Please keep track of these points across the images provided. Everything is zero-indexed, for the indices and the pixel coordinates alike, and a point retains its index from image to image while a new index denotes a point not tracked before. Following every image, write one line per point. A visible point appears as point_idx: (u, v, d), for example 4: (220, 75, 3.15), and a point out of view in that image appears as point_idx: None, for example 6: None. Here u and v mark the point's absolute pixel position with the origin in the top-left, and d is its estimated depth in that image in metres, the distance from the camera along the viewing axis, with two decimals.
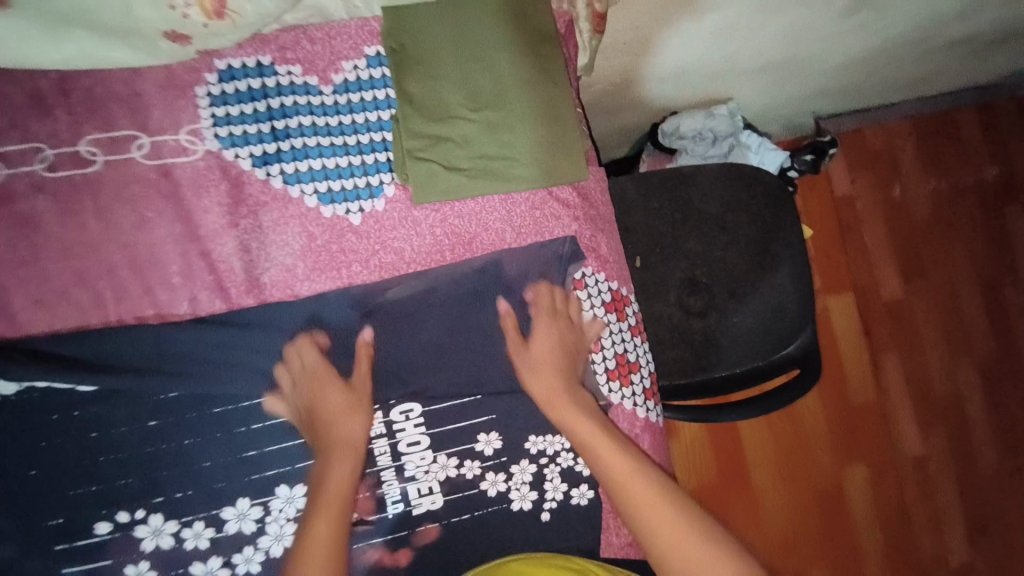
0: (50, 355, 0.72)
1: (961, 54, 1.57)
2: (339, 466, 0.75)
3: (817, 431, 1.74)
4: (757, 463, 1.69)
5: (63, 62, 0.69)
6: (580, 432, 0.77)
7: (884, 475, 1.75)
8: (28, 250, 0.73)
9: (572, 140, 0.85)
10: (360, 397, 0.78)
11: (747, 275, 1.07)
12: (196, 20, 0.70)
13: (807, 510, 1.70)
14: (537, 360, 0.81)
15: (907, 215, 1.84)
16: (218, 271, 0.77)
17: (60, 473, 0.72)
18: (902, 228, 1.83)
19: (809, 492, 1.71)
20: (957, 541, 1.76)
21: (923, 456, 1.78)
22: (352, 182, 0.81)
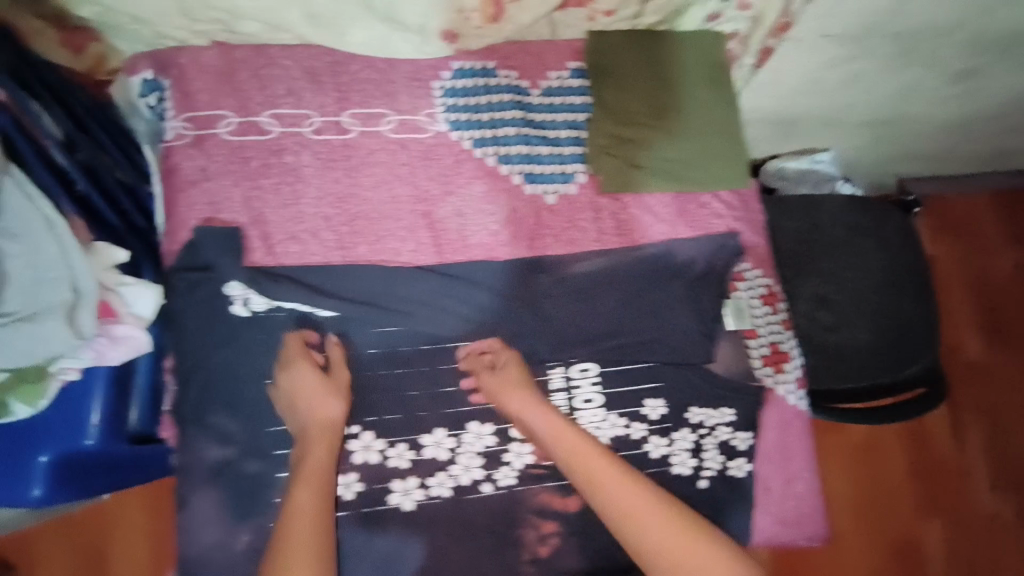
0: (297, 282, 0.85)
1: None
2: (315, 458, 0.79)
3: (922, 511, 1.56)
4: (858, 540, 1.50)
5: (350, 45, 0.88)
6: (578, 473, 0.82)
7: (974, 535, 1.54)
8: (290, 194, 0.87)
9: (739, 152, 0.97)
10: (334, 381, 0.83)
11: (873, 298, 1.15)
12: (473, 22, 0.89)
13: None
14: (524, 410, 0.85)
15: (981, 278, 1.73)
16: (436, 230, 0.90)
17: (291, 385, 0.83)
18: (973, 290, 1.72)
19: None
20: None
21: (996, 515, 1.55)
22: (550, 169, 0.94)
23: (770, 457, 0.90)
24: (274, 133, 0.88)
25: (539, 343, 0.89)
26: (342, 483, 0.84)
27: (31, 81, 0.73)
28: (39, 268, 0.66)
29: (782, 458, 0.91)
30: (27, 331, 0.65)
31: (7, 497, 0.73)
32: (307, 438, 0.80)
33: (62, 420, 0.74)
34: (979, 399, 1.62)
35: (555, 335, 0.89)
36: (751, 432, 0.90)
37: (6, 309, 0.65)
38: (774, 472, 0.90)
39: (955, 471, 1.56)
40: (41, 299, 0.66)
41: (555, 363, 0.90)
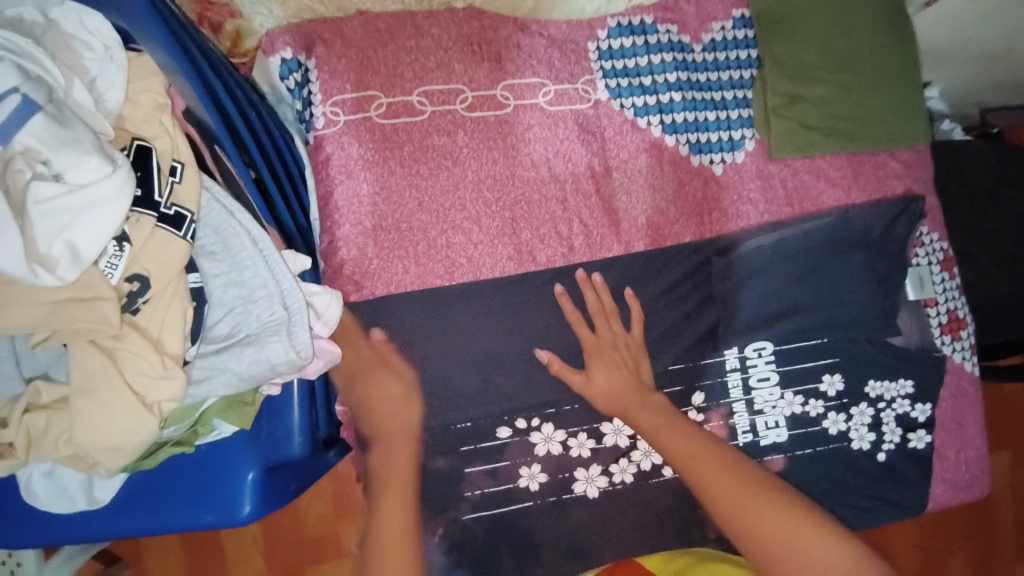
0: (464, 276, 0.81)
1: None
2: (396, 456, 0.79)
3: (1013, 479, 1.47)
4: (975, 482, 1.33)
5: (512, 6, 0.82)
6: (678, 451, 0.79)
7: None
8: (448, 178, 0.81)
9: (917, 104, 0.90)
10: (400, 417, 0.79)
11: (1017, 250, 1.09)
12: None
13: None
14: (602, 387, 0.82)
15: None
16: (601, 208, 0.84)
17: (467, 380, 0.80)
18: None
19: None
20: None
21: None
22: (717, 135, 0.87)
23: (946, 425, 0.89)
24: (427, 113, 0.81)
25: (718, 322, 0.85)
26: (527, 475, 0.81)
27: (219, 72, 0.68)
28: (246, 287, 0.61)
29: (958, 425, 0.89)
30: (253, 355, 0.59)
31: (223, 514, 0.68)
32: (389, 446, 0.79)
33: (269, 430, 0.70)
34: None
35: (728, 314, 0.85)
36: (928, 403, 0.87)
37: (220, 333, 0.61)
38: (949, 440, 0.89)
39: None
40: (253, 319, 0.61)
41: (731, 344, 0.85)
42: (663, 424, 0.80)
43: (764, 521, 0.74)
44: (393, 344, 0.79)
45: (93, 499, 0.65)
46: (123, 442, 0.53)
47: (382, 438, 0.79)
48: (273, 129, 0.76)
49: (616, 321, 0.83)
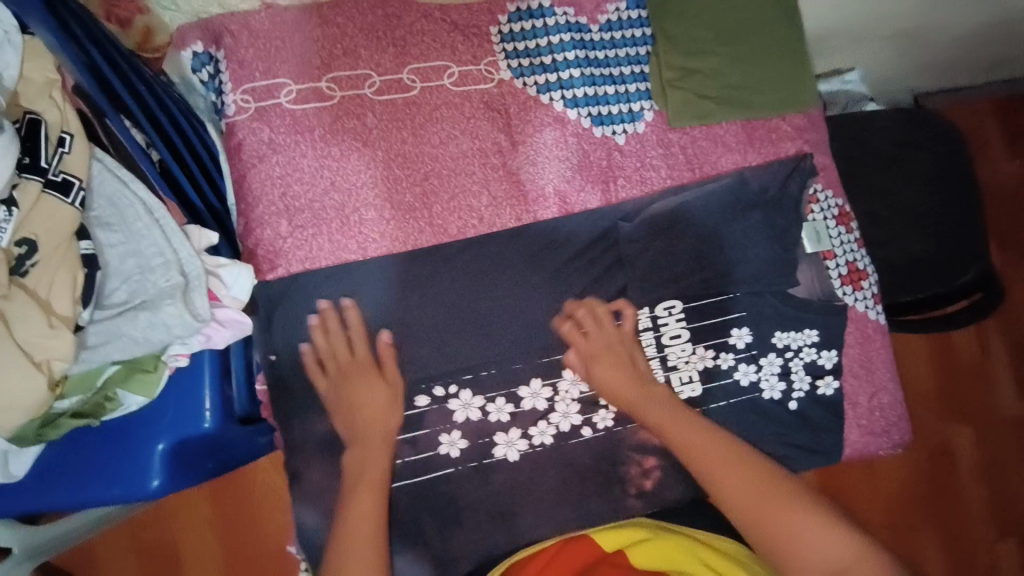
0: (375, 253, 0.84)
1: None
2: (372, 458, 0.79)
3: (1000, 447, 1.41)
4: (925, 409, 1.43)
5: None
6: (683, 441, 0.79)
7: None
8: (359, 159, 0.85)
9: (806, 71, 0.95)
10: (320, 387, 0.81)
11: (927, 209, 1.14)
12: None
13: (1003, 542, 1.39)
14: (603, 382, 0.85)
15: None
16: (508, 181, 0.88)
17: (380, 354, 0.83)
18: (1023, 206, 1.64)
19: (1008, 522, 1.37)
20: None
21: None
22: (617, 108, 0.91)
23: (855, 371, 0.91)
24: (337, 98, 0.85)
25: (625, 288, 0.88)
26: (446, 442, 0.83)
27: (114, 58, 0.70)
28: (143, 257, 0.64)
29: (868, 372, 0.92)
30: (147, 319, 0.62)
31: (131, 488, 0.70)
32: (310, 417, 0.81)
33: (179, 404, 0.71)
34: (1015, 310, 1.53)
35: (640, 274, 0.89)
36: (834, 350, 0.91)
37: (117, 300, 0.64)
38: (860, 387, 0.91)
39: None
40: (150, 285, 0.64)
41: (641, 304, 0.88)
42: (665, 416, 0.81)
43: (787, 542, 0.71)
44: (313, 318, 0.82)
45: (8, 473, 0.67)
46: (16, 401, 0.55)
47: (363, 450, 0.80)
48: (178, 114, 0.79)
49: (542, 302, 0.86)
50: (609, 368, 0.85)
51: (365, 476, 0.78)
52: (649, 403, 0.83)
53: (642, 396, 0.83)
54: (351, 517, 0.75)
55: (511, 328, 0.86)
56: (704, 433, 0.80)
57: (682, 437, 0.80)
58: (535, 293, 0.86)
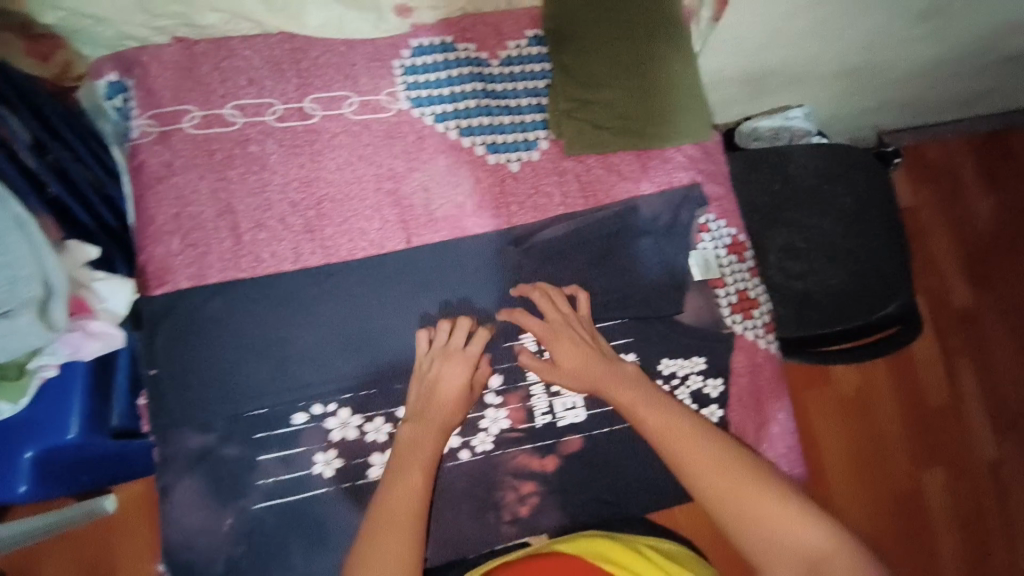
0: (261, 276, 0.87)
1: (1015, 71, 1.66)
2: (422, 443, 0.79)
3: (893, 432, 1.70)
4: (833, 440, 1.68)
5: (321, 27, 0.90)
6: (659, 428, 0.77)
7: (963, 478, 1.71)
8: (257, 181, 0.89)
9: (700, 107, 0.98)
10: (200, 403, 0.84)
11: (845, 243, 1.14)
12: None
13: (891, 512, 1.65)
14: (563, 365, 0.84)
15: (972, 228, 1.85)
16: (402, 206, 0.91)
17: (259, 374, 0.85)
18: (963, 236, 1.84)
19: (890, 494, 1.66)
20: None
21: (999, 458, 1.74)
22: (512, 137, 0.94)
23: (742, 401, 0.93)
24: (238, 124, 0.89)
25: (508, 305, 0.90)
26: (321, 461, 0.84)
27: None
28: (6, 268, 0.65)
29: (755, 401, 0.93)
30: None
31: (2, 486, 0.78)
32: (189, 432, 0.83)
33: (49, 413, 0.79)
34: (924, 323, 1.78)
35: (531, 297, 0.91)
36: (721, 379, 0.92)
37: None
38: (745, 416, 0.92)
39: (915, 400, 1.73)
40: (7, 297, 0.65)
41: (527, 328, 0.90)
42: (641, 398, 0.80)
43: (787, 531, 0.66)
44: (197, 334, 0.85)
45: None
46: None
47: (418, 434, 0.80)
48: (73, 139, 0.83)
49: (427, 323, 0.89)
50: (569, 347, 0.84)
51: (416, 458, 0.78)
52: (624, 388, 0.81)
53: (613, 379, 0.82)
54: (391, 497, 0.73)
55: (395, 349, 0.88)
56: (681, 423, 0.76)
57: (659, 421, 0.77)
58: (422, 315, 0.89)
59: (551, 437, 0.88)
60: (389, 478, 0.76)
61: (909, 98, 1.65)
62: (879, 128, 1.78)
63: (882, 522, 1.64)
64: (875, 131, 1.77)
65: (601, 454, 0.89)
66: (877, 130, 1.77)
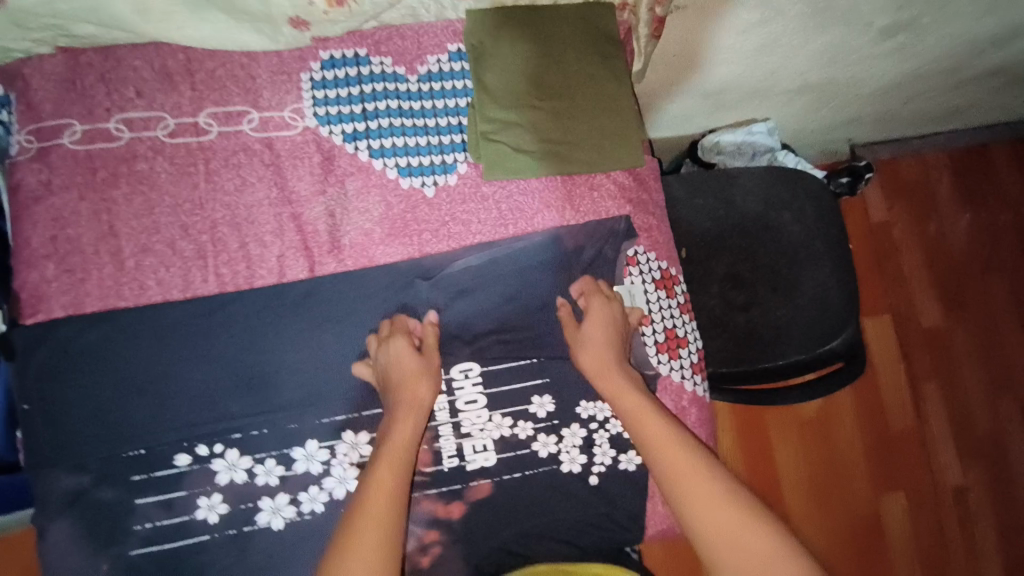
0: (143, 308, 0.80)
1: (991, 88, 1.59)
2: (399, 435, 0.76)
3: (853, 454, 1.66)
4: (794, 462, 1.62)
5: (204, 40, 0.80)
6: (651, 433, 0.76)
7: (923, 505, 1.66)
8: (144, 204, 0.82)
9: (632, 131, 0.92)
10: (76, 440, 0.77)
11: (789, 274, 1.10)
12: (319, 8, 0.78)
13: (847, 537, 1.61)
14: (587, 337, 0.83)
15: (944, 248, 1.79)
16: (305, 232, 0.84)
17: (140, 410, 0.78)
18: (935, 255, 1.79)
19: (848, 519, 1.62)
20: None
21: (962, 485, 1.69)
22: (428, 159, 0.88)
23: None
24: (124, 139, 0.82)
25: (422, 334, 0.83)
26: (205, 505, 0.77)
27: None
28: None
29: None
30: None
31: None
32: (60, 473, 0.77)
33: None
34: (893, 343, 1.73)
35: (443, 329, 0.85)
36: None
37: None
38: None
39: (879, 423, 1.68)
40: None
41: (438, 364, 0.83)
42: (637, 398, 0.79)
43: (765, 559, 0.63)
44: (76, 368, 0.79)
45: None
46: None
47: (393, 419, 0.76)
48: None
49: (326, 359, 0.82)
50: (597, 327, 0.83)
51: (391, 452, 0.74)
52: (629, 389, 0.80)
53: (614, 371, 0.81)
54: (370, 488, 0.72)
55: (290, 391, 0.80)
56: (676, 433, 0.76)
57: (652, 429, 0.76)
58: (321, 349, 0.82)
59: (457, 482, 0.82)
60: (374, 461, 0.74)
61: (877, 112, 1.60)
62: (854, 142, 1.75)
63: (837, 546, 1.60)
64: (851, 145, 1.76)
65: (511, 501, 0.83)
66: (852, 143, 1.76)
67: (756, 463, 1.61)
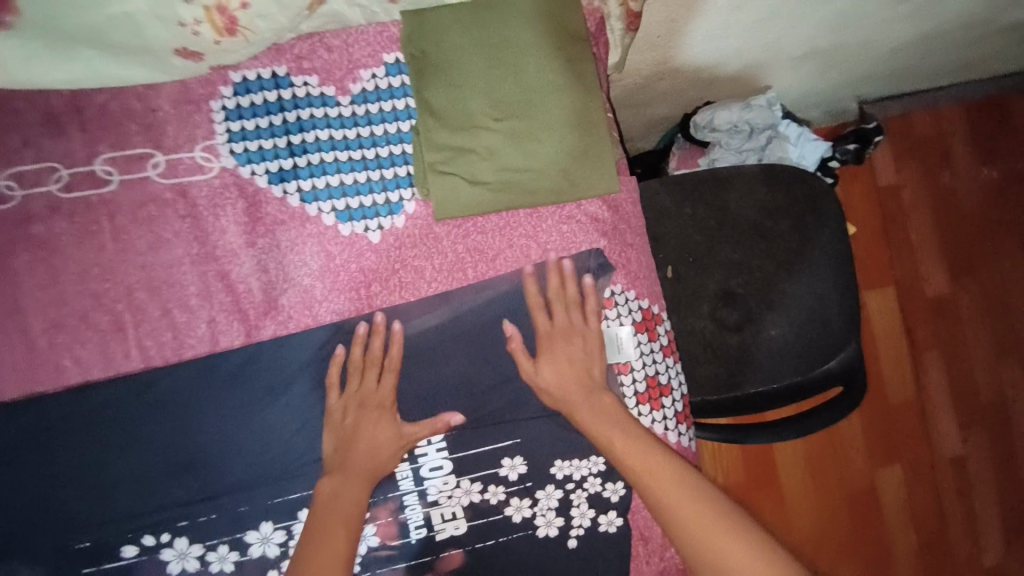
0: (63, 391, 0.71)
1: (1013, 40, 1.43)
2: (352, 487, 0.72)
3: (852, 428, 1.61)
4: (789, 445, 1.57)
5: (71, 82, 0.69)
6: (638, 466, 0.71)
7: (921, 479, 1.63)
8: (46, 272, 0.71)
9: (604, 151, 0.80)
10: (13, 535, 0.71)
11: (787, 289, 0.98)
12: (205, 36, 0.66)
13: (839, 512, 1.58)
14: (544, 382, 0.77)
15: (957, 206, 1.67)
16: (236, 292, 0.74)
17: (73, 498, 0.72)
18: (949, 215, 1.66)
19: (842, 493, 1.59)
20: (993, 543, 1.64)
21: (964, 458, 1.65)
22: (371, 198, 0.77)
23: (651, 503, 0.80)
24: (18, 199, 0.72)
25: (381, 378, 0.76)
26: None
27: None
28: None
29: None
30: None
31: None
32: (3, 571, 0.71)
33: None
34: (903, 310, 1.64)
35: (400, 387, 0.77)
36: (622, 483, 0.79)
37: None
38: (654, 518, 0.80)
39: (880, 396, 1.62)
40: None
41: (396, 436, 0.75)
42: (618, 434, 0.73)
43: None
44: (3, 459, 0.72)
45: None
46: None
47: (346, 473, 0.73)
48: None
49: (270, 434, 0.74)
50: (553, 373, 0.77)
51: (341, 510, 0.71)
52: (616, 428, 0.74)
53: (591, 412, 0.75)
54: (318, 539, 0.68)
55: (234, 475, 0.73)
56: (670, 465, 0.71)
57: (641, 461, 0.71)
58: (268, 425, 0.74)
59: (426, 556, 0.76)
60: (322, 511, 0.71)
61: (885, 72, 1.44)
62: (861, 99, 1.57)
63: (829, 520, 1.58)
64: (859, 102, 1.58)
65: (486, 572, 0.77)
66: (861, 101, 1.58)
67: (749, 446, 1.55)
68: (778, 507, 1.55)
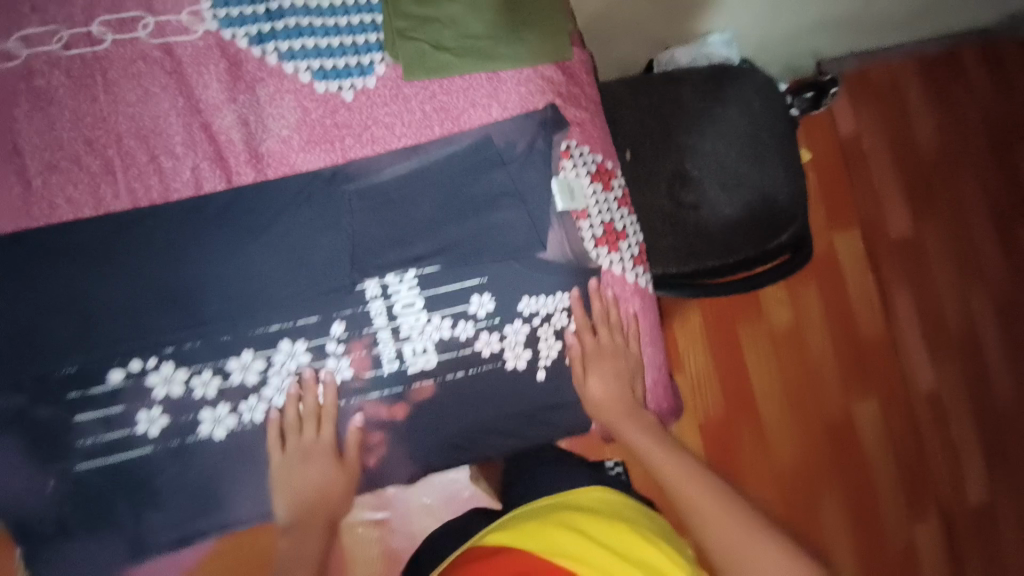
0: (55, 227, 0.77)
1: None
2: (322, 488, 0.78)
3: (827, 364, 1.61)
4: (768, 382, 1.56)
5: None
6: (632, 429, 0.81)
7: (897, 412, 1.64)
8: (44, 120, 0.78)
9: (555, 22, 0.90)
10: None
11: (737, 170, 1.07)
12: None
13: (822, 447, 1.57)
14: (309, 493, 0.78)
15: (916, 148, 1.73)
16: (218, 142, 0.81)
17: (56, 327, 0.76)
18: (910, 157, 1.72)
19: (822, 427, 1.58)
20: (970, 475, 1.67)
21: (936, 390, 1.68)
22: (343, 61, 0.84)
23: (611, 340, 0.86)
24: (23, 58, 0.77)
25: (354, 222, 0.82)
26: (145, 419, 0.77)
27: None
28: None
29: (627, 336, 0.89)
30: None
31: None
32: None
33: None
34: (870, 248, 1.67)
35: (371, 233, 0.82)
36: (584, 315, 0.87)
37: None
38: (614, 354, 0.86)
39: (853, 330, 1.63)
40: None
41: (371, 272, 0.82)
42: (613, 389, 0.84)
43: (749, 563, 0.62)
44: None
45: None
46: None
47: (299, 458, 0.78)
48: None
49: (251, 274, 0.79)
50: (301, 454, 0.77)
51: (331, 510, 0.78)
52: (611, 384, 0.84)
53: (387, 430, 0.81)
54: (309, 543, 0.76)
55: (213, 307, 0.78)
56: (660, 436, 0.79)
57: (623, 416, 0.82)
58: (249, 264, 0.79)
59: (399, 385, 0.82)
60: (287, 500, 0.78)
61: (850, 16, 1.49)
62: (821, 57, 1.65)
63: (812, 455, 1.56)
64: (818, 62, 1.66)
65: (452, 402, 0.83)
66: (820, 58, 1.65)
67: (728, 383, 1.53)
68: (762, 444, 1.53)
